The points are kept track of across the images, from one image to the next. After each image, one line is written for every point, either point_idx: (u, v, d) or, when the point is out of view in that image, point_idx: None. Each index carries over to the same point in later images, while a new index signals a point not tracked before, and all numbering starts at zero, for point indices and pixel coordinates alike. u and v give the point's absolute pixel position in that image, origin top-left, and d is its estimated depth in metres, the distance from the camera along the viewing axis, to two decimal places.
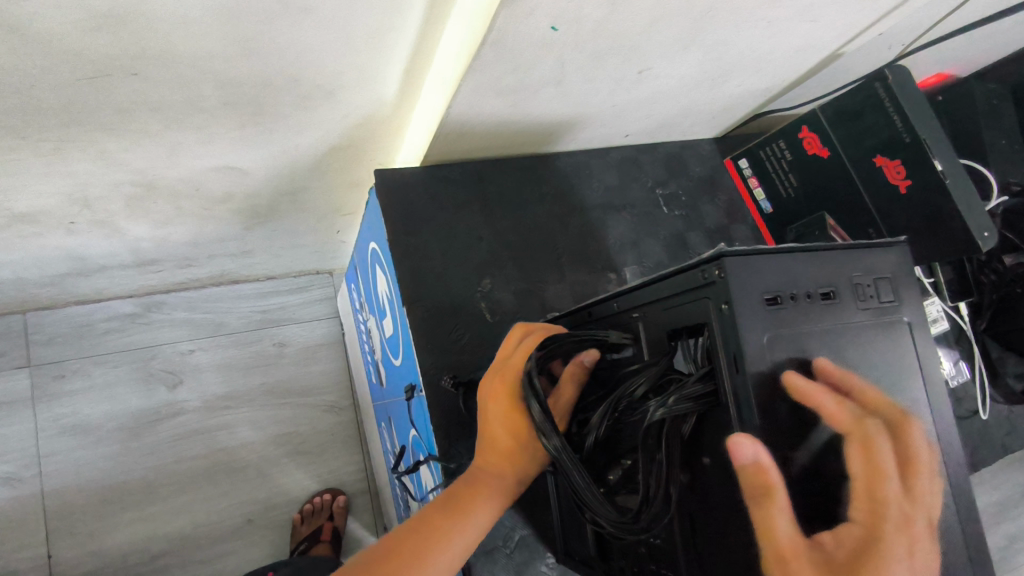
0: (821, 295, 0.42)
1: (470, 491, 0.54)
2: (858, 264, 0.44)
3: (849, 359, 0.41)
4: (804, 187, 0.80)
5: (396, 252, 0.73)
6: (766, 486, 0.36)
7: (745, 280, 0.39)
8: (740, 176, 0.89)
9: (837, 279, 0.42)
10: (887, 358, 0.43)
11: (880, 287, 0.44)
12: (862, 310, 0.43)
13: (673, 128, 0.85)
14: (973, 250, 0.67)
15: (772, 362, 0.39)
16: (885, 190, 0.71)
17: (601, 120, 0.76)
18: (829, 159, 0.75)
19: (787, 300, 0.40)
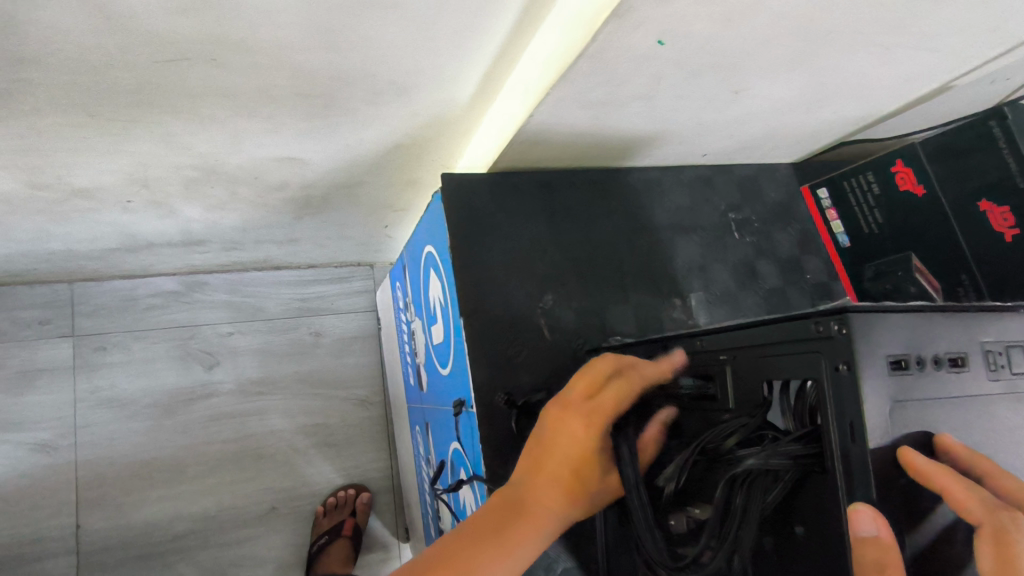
0: (950, 362, 0.37)
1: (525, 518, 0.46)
2: (989, 328, 0.39)
3: (972, 437, 0.37)
4: (890, 225, 0.75)
5: (456, 260, 0.70)
6: (882, 566, 0.33)
7: (870, 339, 0.35)
8: (817, 206, 0.84)
9: (968, 344, 0.38)
10: (1013, 437, 0.38)
11: (1011, 356, 0.39)
12: (992, 381, 0.38)
13: (753, 151, 0.80)
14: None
15: (892, 434, 0.35)
16: (988, 236, 0.66)
17: (681, 137, 0.72)
18: (924, 197, 0.70)
19: (915, 364, 0.36)
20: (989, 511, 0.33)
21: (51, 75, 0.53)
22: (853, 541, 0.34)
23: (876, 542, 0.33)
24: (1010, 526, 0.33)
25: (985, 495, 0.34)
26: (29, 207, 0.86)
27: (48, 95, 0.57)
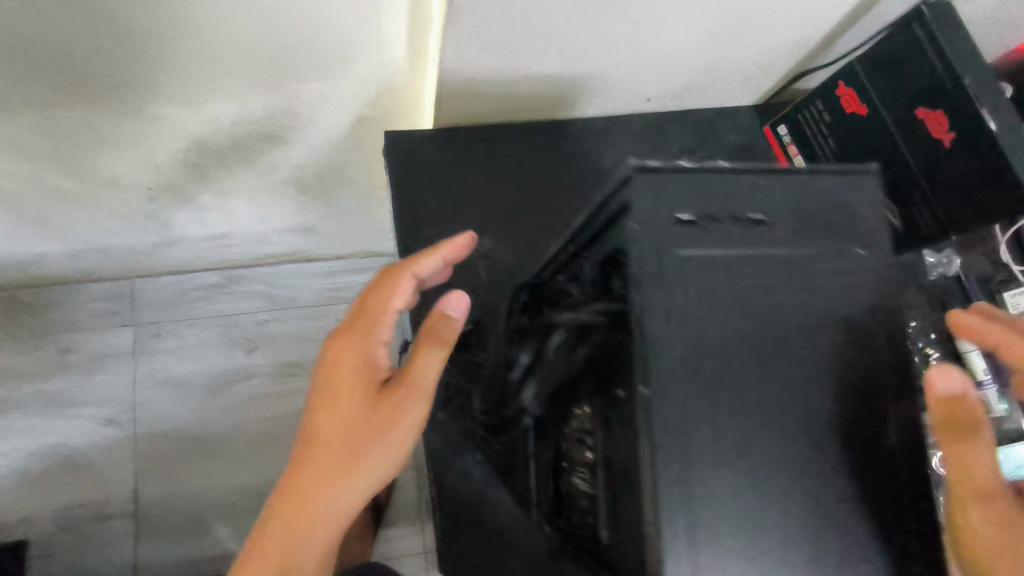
0: (738, 217, 0.47)
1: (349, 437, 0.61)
2: (784, 191, 0.48)
3: (762, 281, 0.46)
4: (845, 153, 0.72)
5: (400, 212, 0.75)
6: (966, 413, 0.51)
7: (656, 201, 0.45)
8: (779, 143, 0.81)
9: (762, 202, 0.47)
10: (807, 280, 0.47)
11: (804, 214, 0.48)
12: (795, 237, 0.47)
13: (702, 93, 0.79)
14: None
15: (674, 273, 0.45)
16: (930, 146, 0.63)
17: (613, 79, 0.73)
18: (868, 117, 0.67)
19: (709, 221, 0.46)
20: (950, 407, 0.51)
21: (26, 45, 0.63)
22: (939, 394, 0.52)
23: (952, 396, 0.51)
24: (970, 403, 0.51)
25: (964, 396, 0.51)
26: (67, 198, 0.99)
27: (35, 70, 0.67)
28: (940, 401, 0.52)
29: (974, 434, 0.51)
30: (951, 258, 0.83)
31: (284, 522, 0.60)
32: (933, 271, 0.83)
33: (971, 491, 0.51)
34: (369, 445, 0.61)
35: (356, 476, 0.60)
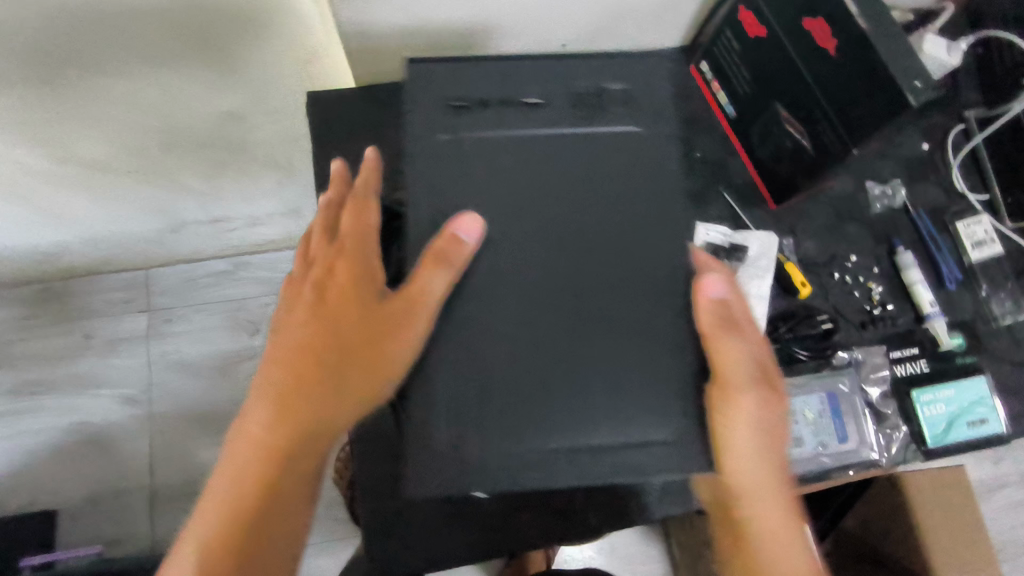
0: (515, 100, 0.59)
1: (329, 343, 0.58)
2: (557, 74, 0.60)
3: (541, 148, 0.58)
4: (755, 79, 0.71)
5: (322, 168, 0.79)
6: (729, 315, 0.56)
7: (435, 86, 0.59)
8: (704, 81, 0.81)
9: (538, 87, 0.60)
10: (582, 143, 0.59)
11: (577, 96, 0.60)
12: (570, 112, 0.59)
13: (617, 37, 0.79)
14: (902, 113, 0.55)
15: (452, 141, 0.58)
16: (818, 56, 0.61)
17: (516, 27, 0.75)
18: (767, 38, 0.66)
19: (476, 105, 0.59)
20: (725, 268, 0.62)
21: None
22: (714, 295, 0.56)
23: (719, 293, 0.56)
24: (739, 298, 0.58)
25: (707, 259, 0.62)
26: (63, 185, 1.07)
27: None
28: (706, 307, 0.55)
29: (728, 330, 0.56)
30: (897, 188, 0.80)
31: (268, 414, 0.57)
32: (878, 201, 0.80)
33: (738, 400, 0.56)
34: (359, 347, 0.57)
35: (343, 379, 0.57)
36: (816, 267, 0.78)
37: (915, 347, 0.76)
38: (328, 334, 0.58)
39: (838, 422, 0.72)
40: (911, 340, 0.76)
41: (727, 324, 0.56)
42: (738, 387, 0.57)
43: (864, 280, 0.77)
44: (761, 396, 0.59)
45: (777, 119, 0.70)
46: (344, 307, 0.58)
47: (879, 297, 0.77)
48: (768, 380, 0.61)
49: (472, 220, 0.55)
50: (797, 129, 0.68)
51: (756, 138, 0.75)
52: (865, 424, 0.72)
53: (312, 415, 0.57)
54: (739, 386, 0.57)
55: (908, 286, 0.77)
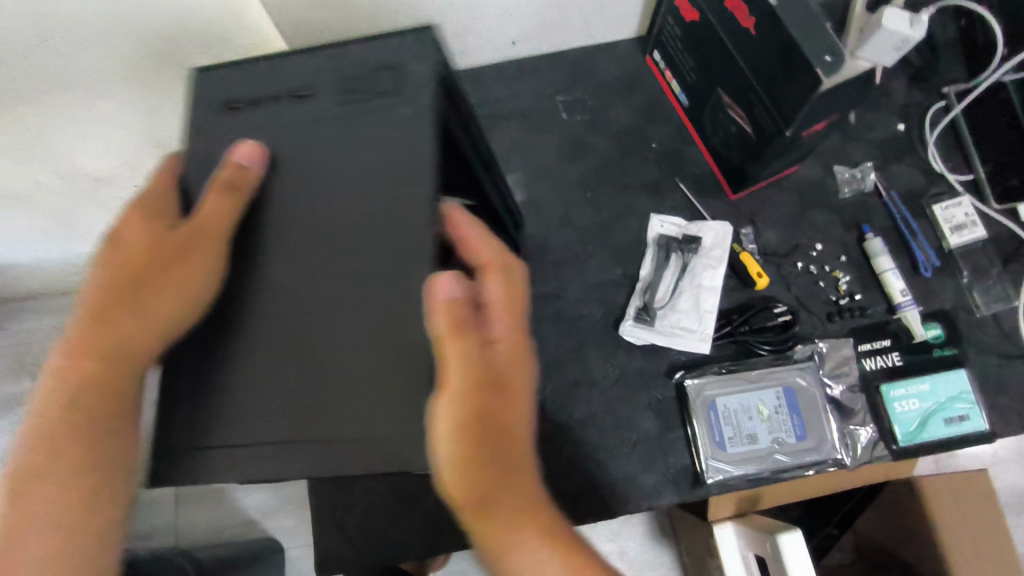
0: (295, 93, 0.47)
1: (139, 254, 0.44)
2: (346, 62, 0.47)
3: (326, 159, 0.46)
4: (698, 66, 0.70)
5: None
6: (461, 313, 0.42)
7: (213, 89, 0.48)
8: (659, 70, 0.80)
9: (323, 79, 0.47)
10: (375, 143, 0.45)
11: (378, 78, 0.46)
12: (346, 103, 0.46)
13: (566, 32, 0.80)
14: (816, 87, 0.52)
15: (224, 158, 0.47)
16: (742, 37, 0.59)
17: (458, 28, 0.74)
18: (699, 22, 0.65)
19: (248, 104, 0.47)
20: (495, 250, 0.48)
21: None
22: (446, 300, 0.41)
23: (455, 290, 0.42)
24: (511, 283, 0.48)
25: (482, 234, 0.48)
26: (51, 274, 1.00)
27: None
28: (441, 310, 0.41)
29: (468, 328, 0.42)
30: (867, 172, 0.75)
31: (75, 346, 0.43)
32: (846, 187, 0.75)
33: (446, 437, 0.41)
34: (150, 276, 0.43)
35: (128, 306, 0.43)
36: (778, 257, 0.74)
37: (887, 339, 0.71)
38: (132, 246, 0.44)
39: (796, 418, 0.68)
40: (884, 331, 0.71)
41: (461, 320, 0.42)
42: (493, 388, 0.44)
43: (830, 270, 0.73)
44: (519, 402, 0.45)
45: (720, 105, 0.69)
46: (150, 216, 0.45)
47: (846, 287, 0.72)
48: (497, 387, 0.44)
49: (252, 148, 0.45)
50: (738, 114, 0.66)
51: (709, 126, 0.74)
52: (827, 420, 0.68)
53: (125, 340, 0.43)
54: (497, 385, 0.44)
55: (879, 275, 0.71)
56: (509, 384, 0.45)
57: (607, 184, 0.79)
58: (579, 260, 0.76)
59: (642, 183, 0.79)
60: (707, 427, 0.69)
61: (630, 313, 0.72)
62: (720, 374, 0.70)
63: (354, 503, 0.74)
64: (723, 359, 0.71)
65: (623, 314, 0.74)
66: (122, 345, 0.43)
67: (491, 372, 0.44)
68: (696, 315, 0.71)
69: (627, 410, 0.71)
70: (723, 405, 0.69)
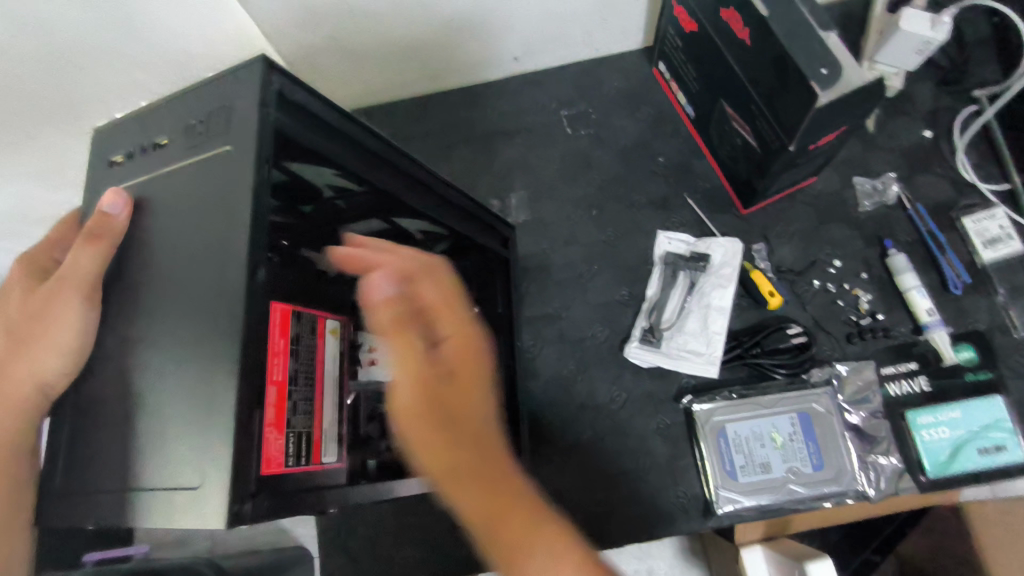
0: (156, 145, 0.38)
1: (13, 340, 0.38)
2: (197, 104, 0.36)
3: (167, 225, 0.35)
4: (701, 77, 0.67)
5: None
6: (395, 311, 0.39)
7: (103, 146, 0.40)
8: (665, 82, 0.78)
9: (179, 127, 0.37)
10: (210, 196, 0.34)
11: (214, 120, 0.35)
12: (192, 145, 0.36)
13: (568, 46, 0.78)
14: (812, 104, 0.49)
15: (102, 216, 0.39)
16: (740, 48, 0.56)
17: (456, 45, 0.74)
18: (699, 32, 0.62)
19: (125, 159, 0.39)
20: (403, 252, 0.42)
21: None
22: (378, 302, 0.39)
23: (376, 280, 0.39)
24: (437, 275, 0.42)
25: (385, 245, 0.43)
26: None
27: None
28: (383, 310, 0.38)
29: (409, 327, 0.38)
30: (889, 183, 0.71)
31: None
32: (866, 200, 0.71)
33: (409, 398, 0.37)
34: (30, 322, 0.37)
35: (7, 391, 0.38)
36: (793, 274, 0.71)
37: (914, 362, 0.66)
38: (8, 329, 0.39)
39: (814, 447, 0.64)
40: (909, 353, 0.66)
41: (399, 315, 0.38)
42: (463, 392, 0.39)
43: (849, 288, 0.69)
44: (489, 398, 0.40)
45: (725, 118, 0.66)
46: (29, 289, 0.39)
47: (868, 306, 0.68)
48: (447, 390, 0.38)
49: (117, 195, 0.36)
50: (742, 127, 0.63)
51: (716, 140, 0.71)
52: (847, 450, 0.63)
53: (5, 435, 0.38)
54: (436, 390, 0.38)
55: (902, 293, 0.67)
56: (473, 381, 0.39)
57: (613, 201, 0.77)
58: (583, 280, 0.74)
59: (648, 200, 0.76)
60: (716, 455, 0.65)
61: (635, 335, 0.70)
62: (731, 400, 0.66)
63: (358, 524, 0.75)
64: (733, 383, 0.67)
65: (629, 336, 0.71)
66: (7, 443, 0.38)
67: (443, 374, 0.39)
68: (704, 337, 0.68)
69: (633, 435, 0.69)
70: (733, 431, 0.65)
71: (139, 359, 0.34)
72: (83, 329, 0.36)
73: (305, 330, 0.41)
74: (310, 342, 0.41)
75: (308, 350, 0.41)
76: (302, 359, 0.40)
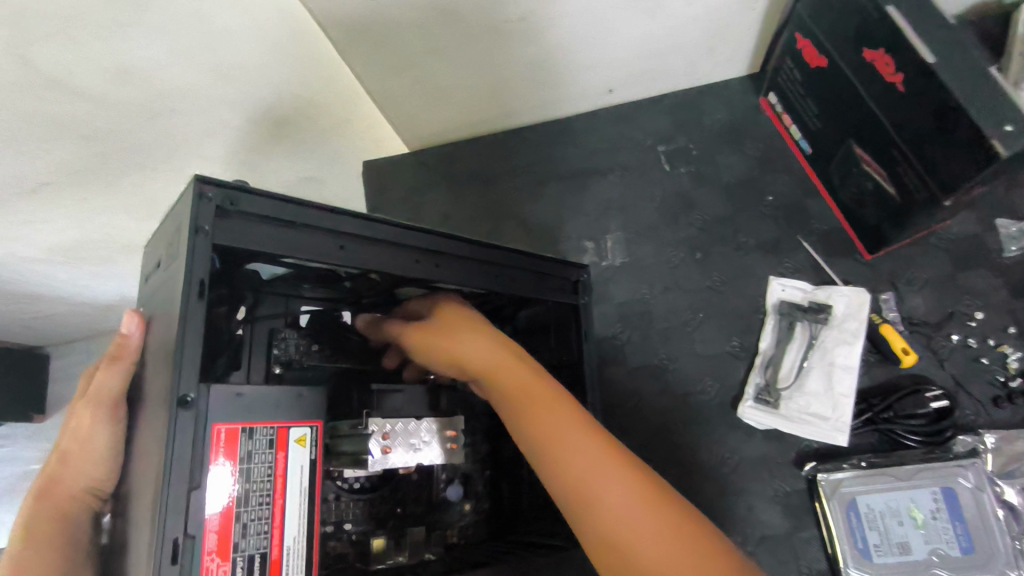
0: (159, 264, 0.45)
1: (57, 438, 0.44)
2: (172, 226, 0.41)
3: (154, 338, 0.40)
4: (824, 112, 0.62)
5: None
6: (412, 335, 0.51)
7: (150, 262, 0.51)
8: (775, 113, 0.72)
9: (164, 251, 0.42)
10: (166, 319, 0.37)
11: (173, 245, 0.39)
12: (167, 262, 0.41)
13: (665, 77, 0.73)
14: (992, 160, 0.43)
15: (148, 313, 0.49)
16: (887, 92, 0.51)
17: (544, 77, 0.71)
18: (828, 68, 0.57)
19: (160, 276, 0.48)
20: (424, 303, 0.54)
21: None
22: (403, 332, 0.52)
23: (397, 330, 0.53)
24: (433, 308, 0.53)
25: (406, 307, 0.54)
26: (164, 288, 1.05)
27: None
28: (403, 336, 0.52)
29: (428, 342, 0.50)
30: None
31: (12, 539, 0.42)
32: (1011, 245, 0.64)
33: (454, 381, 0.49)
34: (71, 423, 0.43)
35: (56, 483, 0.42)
36: (927, 328, 0.64)
37: None
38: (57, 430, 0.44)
39: (961, 528, 0.57)
40: None
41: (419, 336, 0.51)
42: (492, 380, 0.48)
43: (995, 344, 0.62)
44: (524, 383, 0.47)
45: (854, 159, 0.60)
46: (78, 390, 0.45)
47: (1018, 365, 0.61)
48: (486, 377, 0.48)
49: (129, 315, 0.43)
50: (875, 171, 0.58)
51: (837, 180, 0.65)
52: (999, 530, 0.56)
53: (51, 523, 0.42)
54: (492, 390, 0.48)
55: None
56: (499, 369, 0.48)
57: (719, 244, 0.72)
58: (689, 329, 0.69)
59: (758, 242, 0.71)
60: (847, 530, 0.59)
61: (749, 394, 0.65)
62: (861, 469, 0.60)
63: None
64: (864, 450, 0.62)
65: (742, 393, 0.66)
66: (54, 532, 0.42)
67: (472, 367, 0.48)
68: (828, 399, 0.62)
69: (747, 502, 0.63)
70: (866, 504, 0.59)
71: (142, 473, 0.37)
72: (111, 435, 0.42)
73: (259, 444, 0.37)
74: (265, 458, 0.37)
75: (263, 466, 0.37)
76: (255, 478, 0.36)
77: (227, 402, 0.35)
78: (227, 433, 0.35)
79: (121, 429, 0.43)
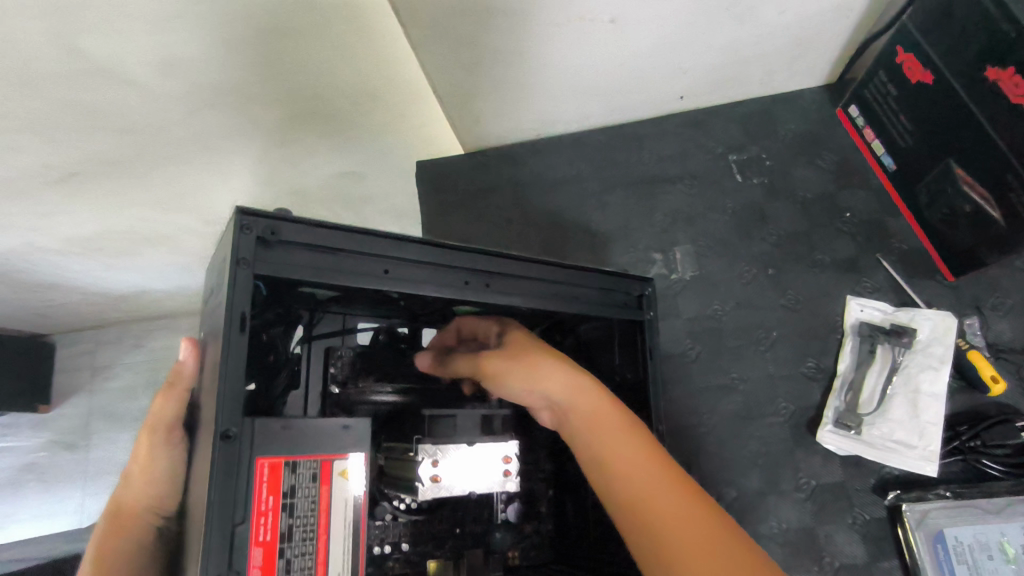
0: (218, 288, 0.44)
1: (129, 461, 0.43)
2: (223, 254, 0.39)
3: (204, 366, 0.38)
4: (919, 129, 0.60)
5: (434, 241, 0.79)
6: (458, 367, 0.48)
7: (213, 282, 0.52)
8: (854, 126, 0.71)
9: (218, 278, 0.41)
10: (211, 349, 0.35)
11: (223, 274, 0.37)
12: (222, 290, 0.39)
13: (742, 84, 0.71)
14: None
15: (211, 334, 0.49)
16: (1012, 113, 0.49)
17: (619, 83, 0.68)
18: (934, 84, 0.55)
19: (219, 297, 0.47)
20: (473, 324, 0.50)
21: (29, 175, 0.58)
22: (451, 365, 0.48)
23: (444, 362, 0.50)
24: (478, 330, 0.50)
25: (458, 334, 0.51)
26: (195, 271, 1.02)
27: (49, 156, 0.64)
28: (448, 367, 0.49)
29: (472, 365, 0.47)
30: None
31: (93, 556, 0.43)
32: None
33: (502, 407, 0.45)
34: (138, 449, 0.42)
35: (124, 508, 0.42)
36: (1015, 354, 0.63)
37: None
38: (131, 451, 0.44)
39: None
40: None
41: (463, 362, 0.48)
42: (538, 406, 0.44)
43: None
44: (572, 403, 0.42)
45: (952, 178, 0.58)
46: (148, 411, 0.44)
47: None
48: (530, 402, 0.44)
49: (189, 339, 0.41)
50: (977, 191, 0.56)
51: (925, 198, 0.63)
52: None
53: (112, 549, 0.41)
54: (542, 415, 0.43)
55: None
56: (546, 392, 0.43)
57: (794, 261, 0.69)
58: (762, 348, 0.67)
59: (835, 260, 0.69)
60: (934, 561, 0.59)
61: (828, 417, 0.63)
62: (947, 500, 0.59)
63: None
64: (950, 480, 0.61)
65: (819, 416, 0.64)
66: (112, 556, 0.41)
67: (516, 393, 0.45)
68: (915, 426, 0.61)
69: (824, 530, 0.61)
70: (954, 536, 0.59)
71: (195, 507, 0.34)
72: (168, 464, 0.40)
73: (302, 479, 0.33)
74: (308, 493, 0.33)
75: (307, 500, 0.33)
76: (301, 514, 0.32)
77: (272, 434, 0.32)
78: (270, 467, 0.32)
79: (177, 457, 0.40)
